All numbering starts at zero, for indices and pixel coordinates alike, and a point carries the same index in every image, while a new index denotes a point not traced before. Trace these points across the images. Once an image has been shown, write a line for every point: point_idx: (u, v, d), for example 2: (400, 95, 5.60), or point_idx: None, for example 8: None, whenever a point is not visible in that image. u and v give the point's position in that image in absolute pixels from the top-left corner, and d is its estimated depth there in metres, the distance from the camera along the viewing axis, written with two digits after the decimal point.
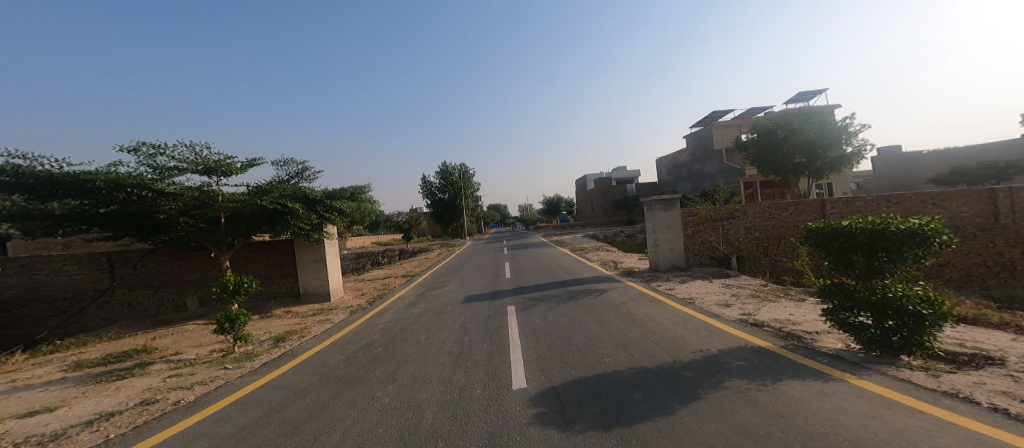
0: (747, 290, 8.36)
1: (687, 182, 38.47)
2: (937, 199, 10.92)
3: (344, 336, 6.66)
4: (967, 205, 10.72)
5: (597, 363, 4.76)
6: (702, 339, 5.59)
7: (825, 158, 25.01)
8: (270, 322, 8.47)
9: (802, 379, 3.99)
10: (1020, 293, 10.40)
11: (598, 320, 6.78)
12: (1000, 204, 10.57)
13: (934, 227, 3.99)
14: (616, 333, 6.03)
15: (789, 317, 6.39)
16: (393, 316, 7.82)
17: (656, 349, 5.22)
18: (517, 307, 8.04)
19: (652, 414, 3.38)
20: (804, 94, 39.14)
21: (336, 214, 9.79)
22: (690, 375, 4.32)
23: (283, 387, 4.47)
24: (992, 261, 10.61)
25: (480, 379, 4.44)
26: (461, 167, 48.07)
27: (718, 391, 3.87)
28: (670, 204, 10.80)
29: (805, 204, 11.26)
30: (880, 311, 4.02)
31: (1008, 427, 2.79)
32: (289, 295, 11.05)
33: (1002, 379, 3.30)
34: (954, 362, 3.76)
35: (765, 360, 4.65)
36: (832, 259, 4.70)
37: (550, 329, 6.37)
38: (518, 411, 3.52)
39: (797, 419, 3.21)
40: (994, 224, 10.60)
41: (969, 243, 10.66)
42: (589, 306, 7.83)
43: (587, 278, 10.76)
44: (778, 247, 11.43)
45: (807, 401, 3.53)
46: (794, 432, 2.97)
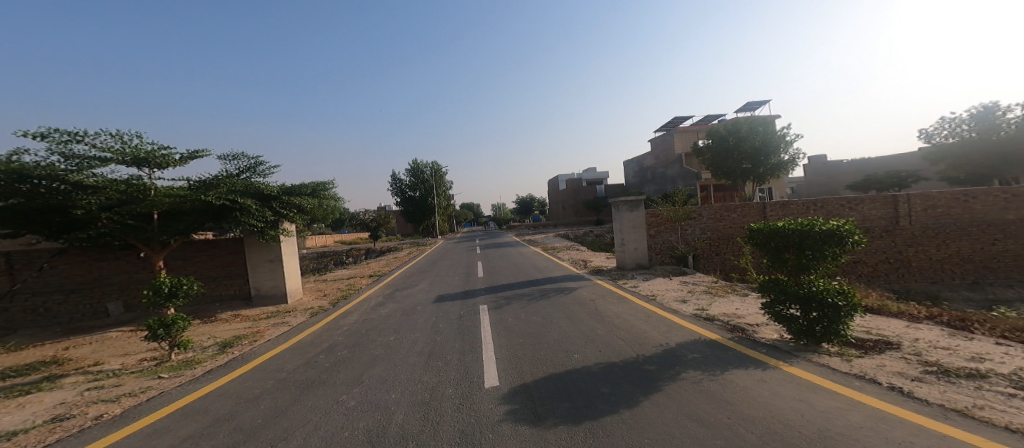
0: (701, 287, 8.89)
1: (652, 185, 39.81)
2: (852, 203, 11.86)
3: (304, 339, 6.59)
4: (875, 209, 11.76)
5: (568, 360, 4.99)
6: (661, 334, 5.95)
7: (767, 164, 26.74)
8: (215, 327, 8.20)
9: (745, 368, 4.37)
10: (913, 285, 11.73)
11: (568, 318, 7.03)
12: (901, 207, 11.72)
13: (849, 228, 4.47)
14: (585, 330, 6.30)
15: (736, 311, 6.88)
16: (358, 318, 7.78)
17: (622, 345, 5.52)
18: (489, 306, 8.17)
19: (616, 407, 3.62)
20: (751, 104, 41.33)
21: (293, 211, 9.70)
22: (652, 368, 4.63)
23: (232, 395, 4.42)
24: (894, 258, 11.78)
25: (452, 378, 4.56)
26: (434, 167, 46.93)
27: (675, 382, 4.19)
28: (636, 205, 11.24)
29: (750, 206, 12.05)
30: (809, 305, 4.43)
31: (901, 403, 3.21)
32: (238, 297, 10.71)
33: (899, 361, 3.75)
34: (865, 348, 4.22)
35: (716, 351, 5.04)
36: (769, 257, 5.12)
37: (522, 328, 6.55)
38: (491, 410, 3.67)
39: (742, 405, 3.55)
40: (896, 225, 11.71)
41: (876, 242, 11.78)
42: (558, 304, 8.10)
43: (555, 277, 11.02)
44: (728, 246, 12.16)
45: (749, 388, 3.89)
46: (739, 418, 3.29)
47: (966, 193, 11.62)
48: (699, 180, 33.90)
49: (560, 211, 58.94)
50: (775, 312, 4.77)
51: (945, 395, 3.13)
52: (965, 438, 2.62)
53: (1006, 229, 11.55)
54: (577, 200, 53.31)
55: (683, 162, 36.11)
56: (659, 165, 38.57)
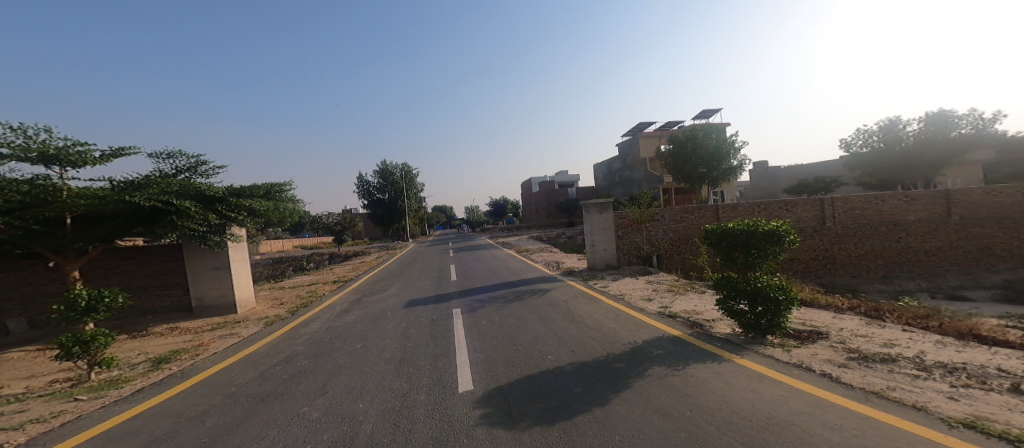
0: (664, 285, 9.32)
1: (620, 187, 40.95)
2: (789, 206, 12.80)
3: (256, 350, 6.43)
4: (806, 211, 12.72)
5: (541, 361, 5.11)
6: (630, 332, 6.19)
7: (719, 168, 28.27)
8: (146, 342, 7.79)
9: (704, 362, 4.63)
10: (837, 279, 12.85)
11: (542, 320, 7.16)
12: (826, 208, 12.77)
13: (786, 229, 4.91)
14: (557, 331, 6.47)
15: (695, 307, 7.28)
16: (320, 326, 7.65)
17: (593, 344, 5.70)
18: (463, 309, 8.22)
19: (587, 406, 3.77)
20: (707, 112, 43.31)
21: (242, 214, 9.28)
22: (621, 366, 4.82)
23: (172, 413, 4.25)
24: (823, 255, 12.81)
25: (424, 384, 4.56)
26: (405, 167, 46.90)
27: (642, 378, 4.39)
28: (605, 207, 11.55)
29: (705, 208, 12.75)
30: (756, 299, 4.74)
31: (831, 387, 3.52)
32: (174, 309, 10.27)
33: (828, 349, 4.14)
34: (802, 339, 4.61)
35: (678, 347, 5.32)
36: (720, 256, 5.45)
37: (495, 331, 6.63)
38: (464, 414, 3.73)
39: (699, 397, 3.82)
40: (822, 226, 12.75)
41: (807, 241, 12.76)
42: (530, 305, 8.25)
43: (529, 279, 11.18)
44: (687, 246, 12.79)
45: (708, 381, 4.15)
46: (699, 410, 3.52)
47: (894, 196, 12.89)
48: (663, 183, 35.24)
49: (532, 213, 59.50)
50: (726, 307, 5.04)
51: (864, 379, 3.48)
52: (877, 415, 2.92)
53: (926, 228, 12.94)
54: (548, 203, 53.96)
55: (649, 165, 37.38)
56: (627, 168, 39.72)
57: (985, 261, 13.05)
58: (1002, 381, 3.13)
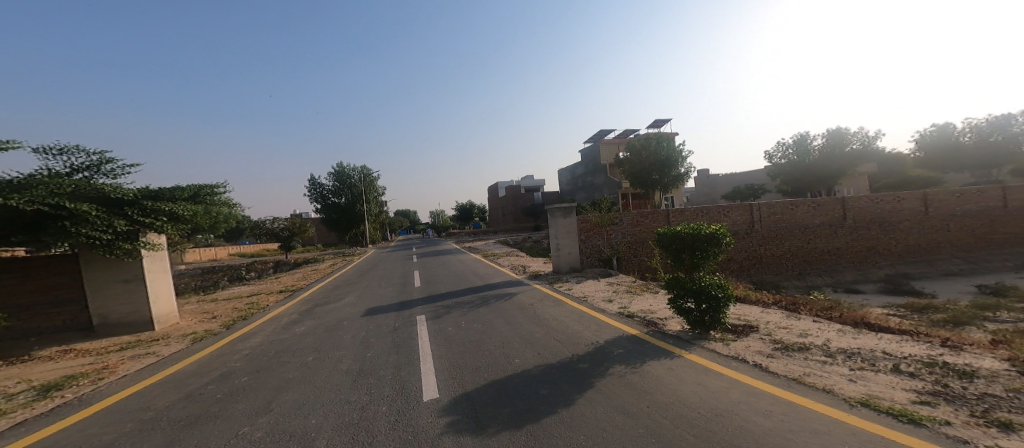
0: (623, 286, 9.76)
1: (582, 192, 42.12)
2: (724, 211, 13.86)
3: (186, 367, 5.69)
4: (736, 215, 13.84)
5: (508, 366, 4.84)
6: (594, 333, 6.21)
7: (670, 175, 29.87)
8: (30, 369, 6.12)
9: (658, 359, 4.76)
10: (762, 276, 13.95)
11: (508, 323, 6.99)
12: (754, 213, 13.92)
13: (724, 232, 5.39)
14: (524, 334, 6.30)
15: (651, 306, 7.70)
16: (262, 339, 7.06)
17: (557, 346, 5.59)
18: (427, 317, 8.00)
19: (554, 407, 3.62)
20: (660, 121, 45.22)
21: (163, 219, 7.74)
22: (585, 367, 4.73)
23: (67, 444, 3.46)
24: (756, 255, 13.95)
25: (385, 395, 4.11)
26: (360, 171, 45.71)
27: (605, 378, 4.33)
28: (569, 211, 11.82)
29: (658, 213, 13.53)
30: (702, 297, 5.08)
31: (756, 374, 3.84)
32: (70, 330, 8.24)
33: (759, 342, 4.56)
34: (738, 333, 5.04)
35: (636, 346, 5.41)
36: (669, 258, 5.80)
37: (461, 337, 6.27)
38: (429, 422, 3.41)
39: (655, 392, 3.87)
40: (750, 229, 13.88)
41: (742, 243, 13.82)
42: (498, 309, 8.09)
43: (496, 284, 11.17)
44: (643, 248, 13.47)
45: (661, 376, 4.25)
46: (653, 405, 3.58)
47: (812, 202, 14.32)
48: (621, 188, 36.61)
49: (498, 216, 59.75)
50: (676, 304, 5.34)
51: (786, 367, 3.84)
52: (799, 399, 3.18)
53: (838, 230, 14.58)
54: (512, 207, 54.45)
55: (608, 171, 38.52)
56: (588, 174, 40.82)
57: (871, 258, 14.95)
58: (889, 361, 3.66)
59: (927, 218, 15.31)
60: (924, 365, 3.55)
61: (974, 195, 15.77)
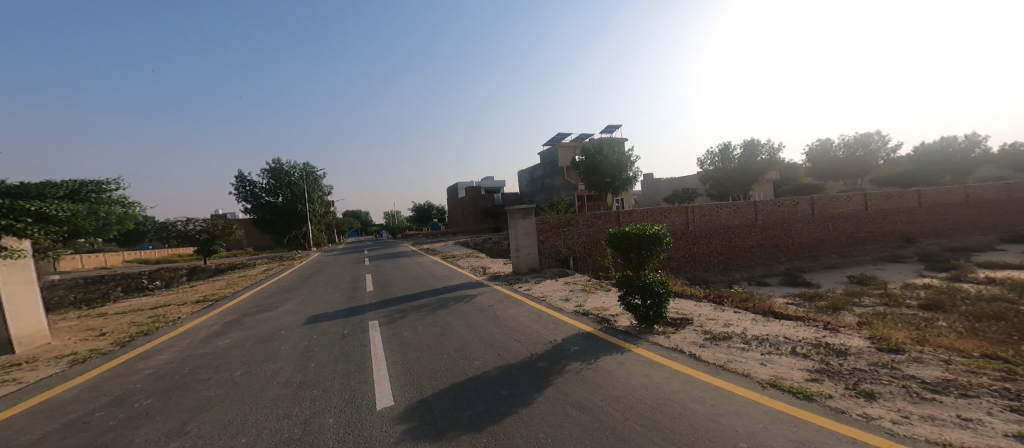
0: (579, 285, 10.01)
1: (541, 194, 42.79)
2: (667, 213, 14.69)
3: (72, 382, 4.56)
4: (676, 216, 14.75)
5: (467, 367, 4.35)
6: (551, 330, 5.97)
7: (621, 178, 31.14)
8: None
9: (611, 354, 4.66)
10: (693, 272, 14.88)
11: (467, 325, 6.55)
12: (690, 215, 14.94)
13: (666, 233, 5.79)
14: (485, 335, 5.83)
15: (604, 305, 7.96)
16: (174, 346, 6.00)
17: (515, 344, 5.21)
18: (381, 320, 7.33)
19: (515, 407, 3.33)
20: (612, 128, 47.20)
21: (28, 220, 5.70)
22: (544, 364, 4.42)
23: None
24: (696, 254, 14.99)
25: (332, 404, 3.55)
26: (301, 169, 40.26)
27: (563, 375, 4.06)
28: (528, 212, 11.91)
29: (609, 215, 14.11)
30: (649, 293, 5.38)
31: (689, 362, 4.16)
32: None
33: (693, 334, 4.97)
34: (677, 326, 5.41)
35: (591, 341, 5.26)
36: (618, 257, 6.08)
37: (417, 340, 5.72)
38: (383, 432, 2.97)
39: (612, 386, 3.73)
40: (686, 230, 14.86)
41: (683, 242, 14.81)
42: (458, 313, 7.69)
43: (455, 287, 10.94)
44: (596, 249, 13.99)
45: (615, 370, 4.15)
46: (615, 400, 3.40)
47: (731, 205, 15.69)
48: (576, 191, 37.59)
49: (457, 218, 59.38)
50: (625, 301, 5.60)
51: (715, 355, 4.21)
52: (725, 384, 3.49)
53: (758, 230, 16.24)
54: (471, 209, 54.11)
55: (564, 174, 39.22)
56: (547, 177, 41.53)
57: (779, 256, 16.68)
58: (789, 345, 4.23)
59: (818, 218, 17.72)
60: (813, 347, 4.16)
61: (848, 201, 18.63)
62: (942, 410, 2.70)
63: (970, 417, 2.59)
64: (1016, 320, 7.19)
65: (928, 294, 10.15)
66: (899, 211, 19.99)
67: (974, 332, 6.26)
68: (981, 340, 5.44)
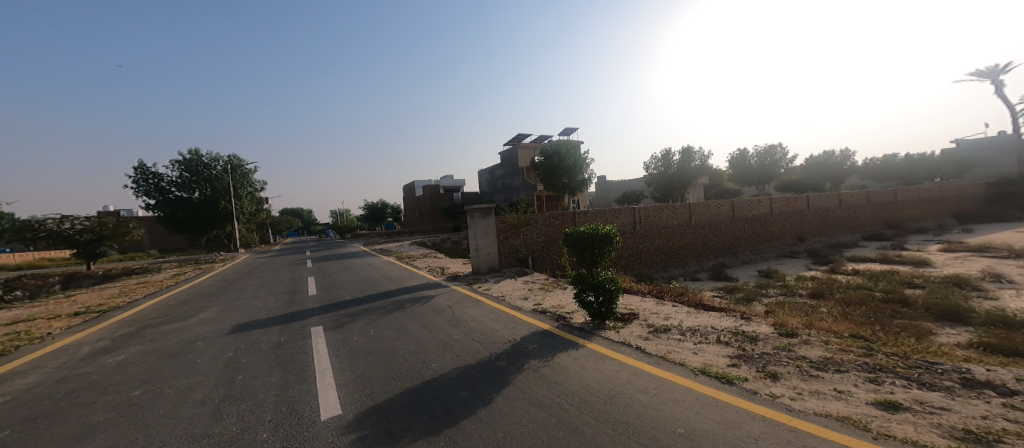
0: (537, 284, 10.19)
1: (501, 194, 42.91)
2: (620, 214, 15.31)
3: None
4: (628, 217, 15.40)
5: (423, 371, 4.27)
6: (510, 330, 6.02)
7: (578, 179, 31.99)
8: None
9: (567, 351, 4.79)
10: (640, 268, 15.54)
11: (424, 327, 6.41)
12: (640, 216, 15.72)
13: (617, 233, 6.09)
14: (442, 338, 5.69)
15: (561, 302, 8.16)
16: (86, 356, 5.31)
17: (474, 345, 5.19)
18: (333, 321, 6.97)
19: (473, 407, 3.34)
20: (571, 130, 48.32)
21: None
22: (503, 364, 4.44)
23: None
24: (646, 252, 15.78)
25: (273, 416, 3.36)
26: (227, 162, 34.45)
27: (521, 373, 4.11)
28: (487, 213, 11.96)
29: (566, 215, 14.51)
30: (601, 290, 5.61)
31: (633, 354, 4.42)
32: None
33: (639, 327, 5.27)
34: (625, 321, 5.69)
35: (548, 339, 5.37)
36: (574, 255, 6.28)
37: (372, 343, 5.54)
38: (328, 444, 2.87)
39: (567, 382, 3.84)
40: (634, 229, 15.52)
41: (635, 241, 15.51)
42: (417, 314, 7.52)
43: (411, 288, 10.69)
44: (553, 248, 14.33)
45: (570, 366, 4.28)
46: (570, 396, 3.49)
47: (672, 206, 16.67)
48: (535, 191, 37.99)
49: (414, 218, 58.15)
50: (579, 298, 5.79)
51: (655, 346, 4.50)
52: (662, 373, 3.77)
53: (696, 230, 17.48)
54: (430, 207, 53.16)
55: (524, 174, 39.54)
56: (507, 176, 41.74)
57: (715, 255, 18.00)
58: (714, 334, 4.64)
59: (739, 219, 19.31)
60: (732, 334, 4.61)
61: (762, 204, 20.50)
62: (823, 386, 3.20)
63: (843, 391, 3.09)
64: (874, 305, 8.50)
65: (815, 284, 11.48)
66: (806, 213, 22.64)
67: (845, 316, 7.24)
68: (853, 322, 6.33)
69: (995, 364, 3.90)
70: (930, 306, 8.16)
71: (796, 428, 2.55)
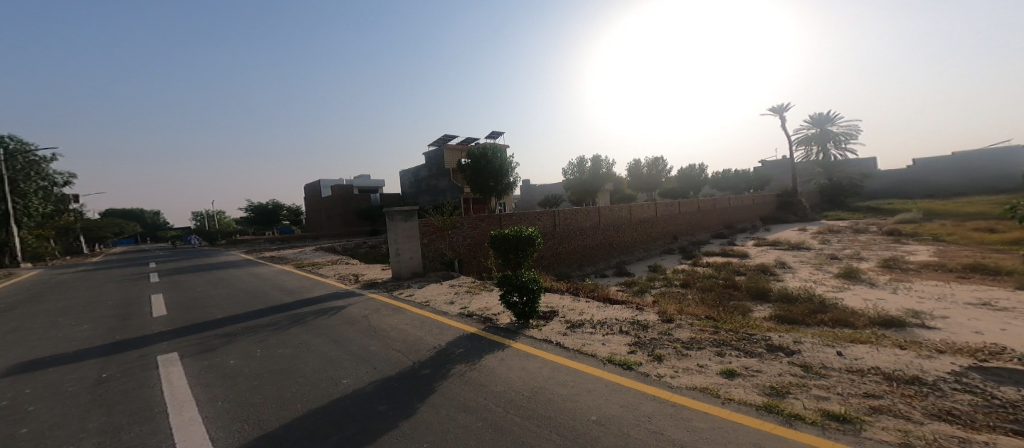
0: (464, 287, 10.19)
1: (425, 195, 42.05)
2: (543, 216, 15.95)
3: None
4: (550, 219, 16.08)
5: (333, 388, 4.00)
6: (435, 336, 5.91)
7: (504, 182, 32.62)
8: None
9: (493, 353, 4.87)
10: (562, 267, 16.38)
11: (337, 338, 5.97)
12: (559, 218, 16.55)
13: (539, 234, 6.37)
14: (360, 349, 5.37)
15: (487, 304, 8.28)
16: None
17: (395, 356, 5.00)
18: (228, 337, 6.14)
19: (393, 421, 3.23)
20: (498, 133, 49.08)
21: None
22: (427, 371, 4.37)
23: None
24: (566, 252, 16.66)
25: None
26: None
27: (447, 380, 4.09)
28: (409, 215, 11.61)
29: (491, 218, 14.71)
30: (526, 290, 5.80)
31: (553, 350, 4.65)
32: None
33: (558, 324, 5.57)
34: (547, 318, 5.97)
35: (475, 342, 5.41)
36: (500, 256, 6.42)
37: (277, 359, 5.03)
38: None
39: (493, 384, 3.92)
40: (556, 230, 16.28)
41: (557, 241, 16.26)
42: (322, 327, 6.63)
43: (318, 297, 9.48)
44: (479, 250, 14.45)
45: (496, 367, 4.37)
46: (497, 397, 3.58)
47: (585, 209, 17.77)
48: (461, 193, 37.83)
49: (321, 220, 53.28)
50: (505, 299, 5.90)
51: (572, 340, 4.79)
52: (576, 365, 4.03)
53: (605, 231, 18.96)
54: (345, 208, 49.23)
55: (450, 176, 39.19)
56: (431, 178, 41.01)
57: (621, 254, 19.68)
58: (617, 325, 5.07)
59: (638, 221, 21.39)
60: (630, 324, 5.09)
61: (653, 207, 23.02)
62: (695, 362, 3.71)
63: (707, 365, 3.63)
64: (720, 290, 10.09)
65: (685, 275, 13.13)
66: (683, 216, 26.04)
67: (705, 300, 8.46)
68: (716, 306, 7.49)
69: (786, 330, 5.05)
70: (749, 286, 9.88)
71: (677, 403, 2.93)
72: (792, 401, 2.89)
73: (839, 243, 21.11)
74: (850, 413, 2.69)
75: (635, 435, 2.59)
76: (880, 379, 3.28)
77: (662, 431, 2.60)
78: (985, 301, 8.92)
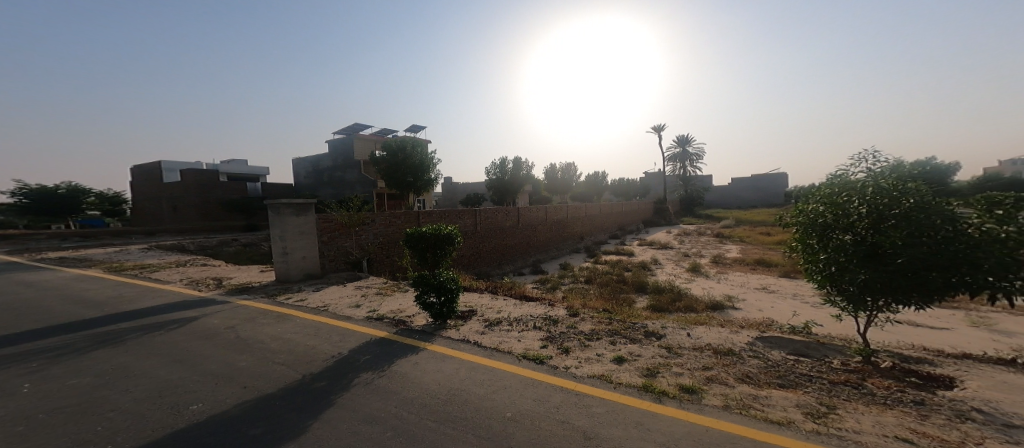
0: (374, 288, 9.73)
1: (331, 189, 39.09)
2: (463, 215, 15.82)
3: None
4: (469, 218, 16.04)
5: (195, 412, 3.50)
6: (335, 344, 5.54)
7: (424, 178, 31.84)
8: None
9: (404, 357, 4.75)
10: (480, 267, 16.48)
11: (206, 353, 5.24)
12: (480, 216, 16.57)
13: (456, 233, 6.36)
14: (241, 363, 4.82)
15: (399, 307, 7.99)
16: None
17: (283, 369, 4.58)
18: (58, 360, 4.99)
19: (278, 444, 2.95)
20: (417, 127, 47.72)
21: None
22: (323, 384, 4.11)
23: None
24: (485, 250, 16.79)
25: None
26: None
27: (348, 391, 3.89)
28: (302, 209, 10.73)
29: (405, 215, 14.25)
30: (443, 290, 5.75)
31: (470, 349, 4.69)
32: None
33: (476, 323, 5.63)
34: (464, 318, 5.97)
35: (384, 347, 5.20)
36: (417, 255, 6.26)
37: (130, 380, 4.28)
38: None
39: (403, 390, 3.83)
40: (476, 228, 16.30)
41: (476, 240, 16.27)
42: (177, 345, 5.57)
43: (195, 304, 8.26)
44: (393, 249, 13.92)
45: (406, 373, 4.26)
46: (404, 404, 3.51)
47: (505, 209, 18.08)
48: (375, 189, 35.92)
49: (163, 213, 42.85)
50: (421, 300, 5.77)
51: (490, 339, 4.87)
52: (494, 363, 4.11)
53: (522, 231, 19.46)
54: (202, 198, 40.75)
55: (361, 169, 36.98)
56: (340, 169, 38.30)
57: (535, 253, 20.38)
58: (529, 322, 5.30)
59: (551, 222, 22.34)
60: (543, 319, 5.36)
61: (564, 209, 24.20)
62: (593, 352, 4.02)
63: (604, 353, 3.95)
64: (613, 285, 10.99)
65: (587, 272, 14.14)
66: (588, 218, 27.79)
67: (603, 295, 9.20)
68: (614, 300, 8.16)
69: (656, 318, 5.72)
70: (636, 282, 10.91)
71: (580, 392, 3.16)
72: (659, 379, 3.29)
73: (688, 243, 24.37)
74: (695, 384, 3.16)
75: (545, 426, 2.74)
76: (710, 353, 3.89)
77: (569, 419, 2.78)
78: (762, 285, 11.22)
